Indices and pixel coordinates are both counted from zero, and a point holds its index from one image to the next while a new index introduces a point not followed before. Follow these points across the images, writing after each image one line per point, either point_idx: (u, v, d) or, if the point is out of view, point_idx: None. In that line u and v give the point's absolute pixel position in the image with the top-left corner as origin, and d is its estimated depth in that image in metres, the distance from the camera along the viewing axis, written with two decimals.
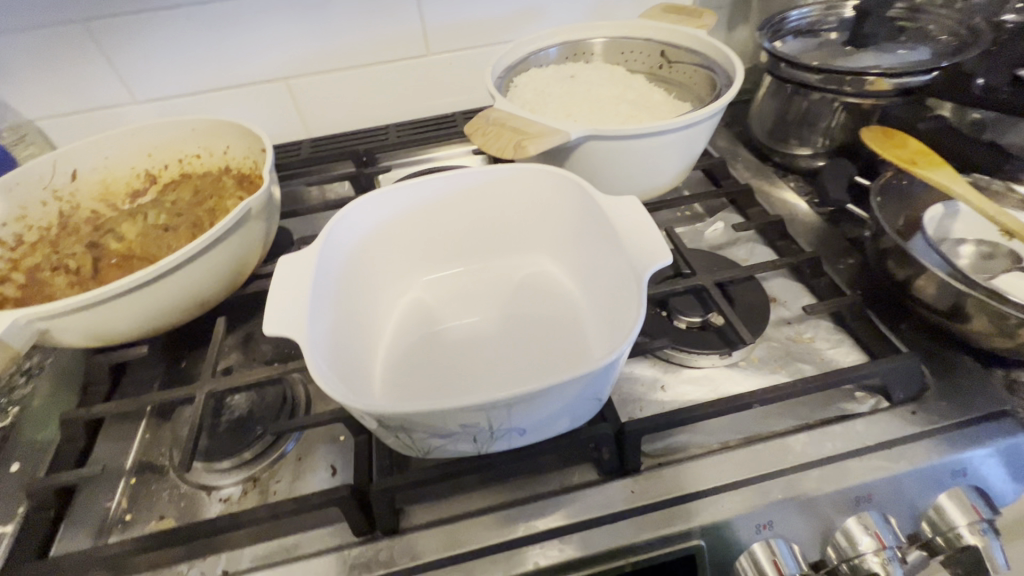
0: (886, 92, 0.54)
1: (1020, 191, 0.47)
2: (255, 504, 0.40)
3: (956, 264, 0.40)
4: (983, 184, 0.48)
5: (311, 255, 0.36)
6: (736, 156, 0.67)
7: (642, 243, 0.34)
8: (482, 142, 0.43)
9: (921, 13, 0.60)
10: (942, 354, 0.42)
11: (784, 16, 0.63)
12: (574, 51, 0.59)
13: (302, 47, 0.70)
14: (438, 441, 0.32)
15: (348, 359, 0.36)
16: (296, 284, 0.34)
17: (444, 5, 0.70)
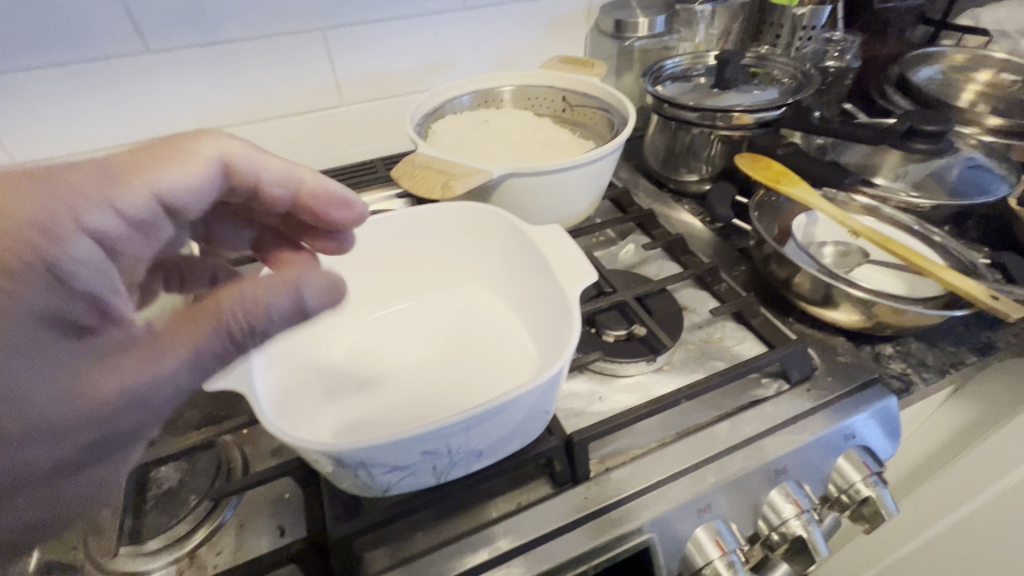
0: (749, 126, 0.64)
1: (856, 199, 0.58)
2: None
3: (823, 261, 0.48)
4: (831, 196, 0.58)
5: None
6: (636, 185, 0.74)
7: (569, 265, 0.38)
8: (410, 184, 0.45)
9: (766, 61, 0.73)
10: (824, 338, 0.50)
11: (662, 64, 0.72)
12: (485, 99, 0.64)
13: (210, 102, 0.68)
14: (396, 476, 0.32)
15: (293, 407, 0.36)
16: None
17: (356, 59, 0.73)
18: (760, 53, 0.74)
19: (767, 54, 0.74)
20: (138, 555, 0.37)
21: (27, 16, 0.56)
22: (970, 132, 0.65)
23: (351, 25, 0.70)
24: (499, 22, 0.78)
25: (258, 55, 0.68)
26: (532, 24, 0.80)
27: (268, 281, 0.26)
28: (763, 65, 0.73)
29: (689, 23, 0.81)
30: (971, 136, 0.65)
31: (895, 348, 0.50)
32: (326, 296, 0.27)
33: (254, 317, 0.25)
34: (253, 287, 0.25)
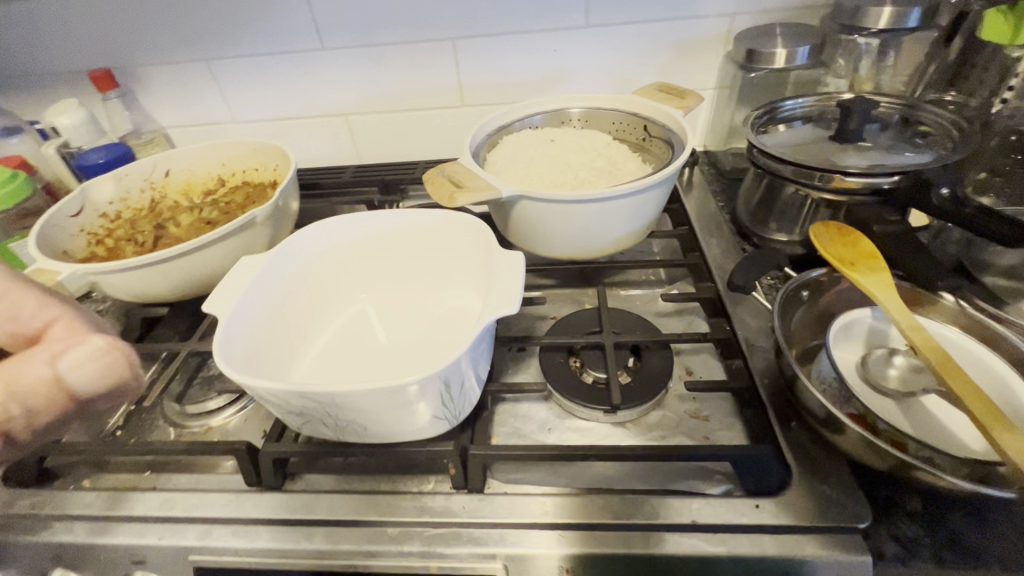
0: (855, 190, 0.52)
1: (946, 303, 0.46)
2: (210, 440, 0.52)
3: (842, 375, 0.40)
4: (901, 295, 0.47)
5: (265, 255, 0.45)
6: (716, 230, 0.68)
7: (498, 298, 0.41)
8: (429, 189, 0.51)
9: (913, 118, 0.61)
10: (824, 459, 0.41)
11: (778, 103, 0.65)
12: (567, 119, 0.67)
13: (360, 93, 0.85)
14: (300, 419, 0.41)
15: (274, 342, 0.45)
16: (243, 276, 0.43)
17: (478, 67, 0.81)
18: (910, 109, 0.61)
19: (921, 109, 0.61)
20: (185, 413, 0.54)
21: (256, 17, 0.78)
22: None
23: (479, 36, 0.78)
24: (621, 41, 0.77)
25: (399, 57, 0.80)
26: (658, 45, 0.77)
27: (25, 364, 0.29)
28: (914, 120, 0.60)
29: (847, 57, 0.68)
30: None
31: (924, 508, 0.39)
32: (88, 373, 0.29)
33: (7, 405, 0.28)
34: (14, 372, 0.29)
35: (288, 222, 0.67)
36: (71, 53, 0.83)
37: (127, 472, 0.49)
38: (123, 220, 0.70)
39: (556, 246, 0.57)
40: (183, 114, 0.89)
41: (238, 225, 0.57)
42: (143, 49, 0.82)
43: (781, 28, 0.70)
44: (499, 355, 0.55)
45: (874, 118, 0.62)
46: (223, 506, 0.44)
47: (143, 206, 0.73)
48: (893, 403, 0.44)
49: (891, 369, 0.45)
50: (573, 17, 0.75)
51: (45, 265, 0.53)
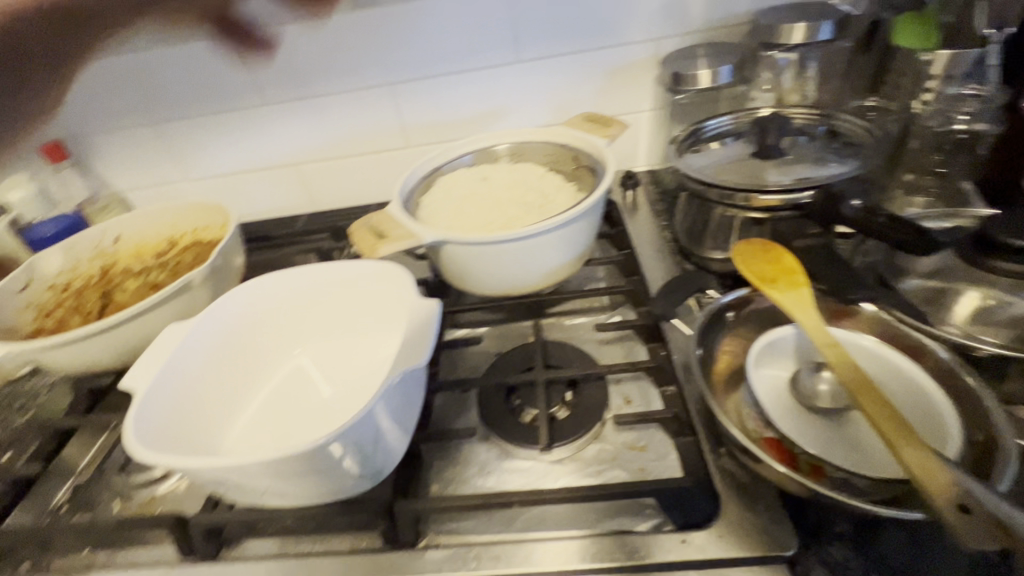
0: (776, 207, 0.53)
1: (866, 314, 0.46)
2: (151, 511, 0.51)
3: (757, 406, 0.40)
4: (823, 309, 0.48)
5: (189, 323, 0.46)
6: (657, 251, 0.68)
7: (411, 348, 0.41)
8: (354, 241, 0.52)
9: (832, 121, 0.63)
10: (753, 485, 0.41)
11: (701, 125, 0.66)
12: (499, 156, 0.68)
13: (307, 142, 0.86)
14: (222, 489, 0.40)
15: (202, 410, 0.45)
16: (167, 345, 0.44)
17: (418, 109, 0.82)
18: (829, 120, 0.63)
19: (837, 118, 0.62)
20: (128, 483, 0.53)
21: (196, 80, 0.80)
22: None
23: (415, 80, 0.80)
24: (553, 73, 0.79)
25: (340, 105, 0.82)
26: (590, 74, 0.78)
27: None
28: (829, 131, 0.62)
29: (769, 72, 0.70)
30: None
31: (856, 529, 0.38)
32: None
33: None
34: None
35: (231, 279, 0.67)
36: None
37: (65, 552, 0.48)
38: (72, 290, 0.71)
39: (490, 285, 0.57)
40: (137, 177, 0.90)
41: (173, 290, 0.57)
42: (91, 119, 0.84)
43: (703, 49, 0.72)
44: (440, 398, 0.55)
45: (797, 131, 0.62)
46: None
47: (94, 274, 0.74)
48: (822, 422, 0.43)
49: (822, 384, 0.43)
50: (504, 54, 0.77)
51: None
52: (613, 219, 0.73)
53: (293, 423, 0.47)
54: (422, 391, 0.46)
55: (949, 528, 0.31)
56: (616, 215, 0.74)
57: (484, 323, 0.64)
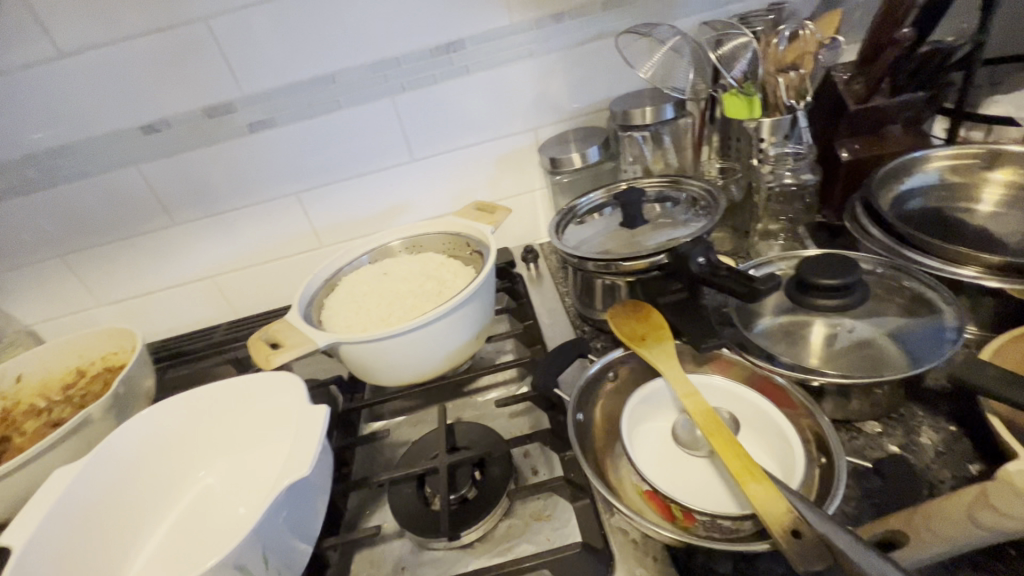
0: (643, 269, 0.59)
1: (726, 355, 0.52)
2: None
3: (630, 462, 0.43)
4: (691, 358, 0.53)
5: (80, 462, 0.46)
6: (559, 317, 0.73)
7: (298, 457, 0.42)
8: (251, 355, 0.54)
9: (683, 184, 0.72)
10: (642, 538, 0.43)
11: (575, 203, 0.73)
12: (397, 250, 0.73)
13: (220, 254, 0.88)
14: None
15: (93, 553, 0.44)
16: (54, 489, 0.44)
17: (327, 212, 0.87)
18: (681, 180, 0.72)
19: (687, 179, 0.72)
20: None
21: (103, 210, 0.82)
22: (963, 278, 0.51)
23: (319, 186, 0.85)
24: (448, 166, 0.86)
25: (249, 216, 0.86)
26: (481, 164, 0.86)
27: None
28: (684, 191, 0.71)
29: (632, 148, 0.79)
30: (966, 280, 0.51)
31: (735, 567, 0.40)
32: None
33: None
34: None
35: (140, 404, 0.67)
36: None
37: None
38: None
39: (394, 376, 0.60)
40: (45, 309, 0.89)
41: (70, 427, 0.56)
42: None
43: (574, 134, 0.81)
44: (354, 498, 0.55)
45: (659, 198, 0.71)
46: None
47: None
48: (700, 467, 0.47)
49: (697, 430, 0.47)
50: (400, 155, 0.84)
51: None
52: (517, 292, 0.78)
53: (195, 551, 0.47)
54: (323, 495, 0.47)
55: (788, 555, 0.34)
56: (520, 288, 0.79)
57: (400, 412, 0.65)
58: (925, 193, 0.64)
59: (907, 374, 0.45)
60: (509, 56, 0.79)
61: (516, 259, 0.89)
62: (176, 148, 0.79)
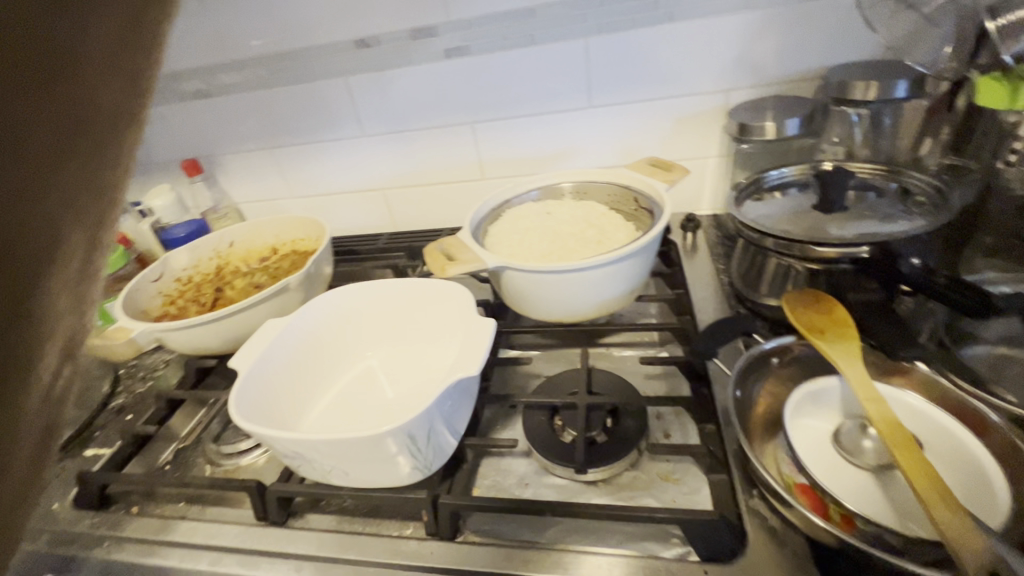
0: (836, 258, 0.53)
1: (919, 371, 0.46)
2: (233, 479, 0.59)
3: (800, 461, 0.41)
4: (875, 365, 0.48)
5: (288, 318, 0.55)
6: (713, 293, 0.70)
7: (468, 358, 0.46)
8: (427, 263, 0.59)
9: (900, 177, 0.62)
10: (782, 529, 0.42)
11: (763, 175, 0.68)
12: (562, 193, 0.73)
13: (396, 169, 0.96)
14: (295, 462, 0.47)
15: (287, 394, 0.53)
16: (269, 335, 0.53)
17: (496, 145, 0.90)
18: (902, 173, 0.62)
19: (908, 172, 0.62)
20: (219, 452, 0.62)
21: (311, 114, 0.93)
22: None
23: (495, 119, 0.88)
24: (624, 118, 0.84)
25: (427, 138, 0.92)
26: (658, 120, 0.83)
27: None
28: (900, 185, 0.62)
29: (840, 126, 0.70)
30: None
31: None
32: None
33: None
34: None
35: (320, 286, 0.77)
36: (169, 147, 1.02)
37: (166, 503, 0.57)
38: (193, 283, 0.85)
39: (543, 312, 0.62)
40: (252, 192, 1.05)
41: (274, 290, 0.67)
42: (223, 142, 0.99)
43: (772, 102, 0.74)
44: (489, 411, 0.60)
45: (867, 185, 0.63)
46: (235, 536, 0.51)
47: (211, 271, 0.87)
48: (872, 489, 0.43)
49: (866, 441, 0.42)
50: (579, 100, 0.83)
51: (125, 324, 0.65)
52: (670, 259, 0.76)
53: (362, 413, 0.54)
54: (473, 399, 0.51)
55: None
56: (673, 255, 0.77)
57: (537, 346, 0.68)
58: None
59: None
60: (719, 7, 0.73)
61: (672, 226, 0.86)
62: (380, 65, 0.86)
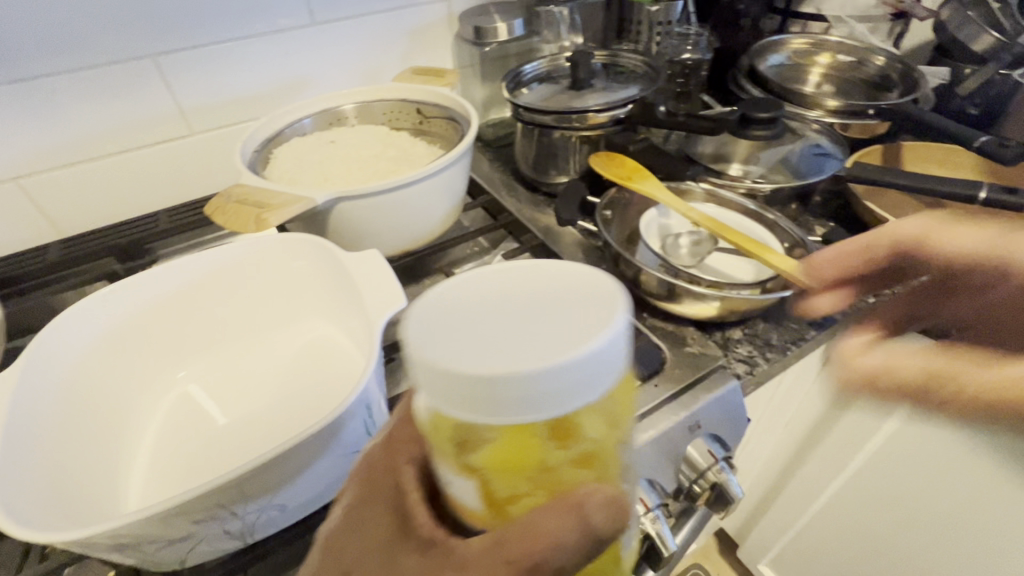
0: (602, 124, 0.65)
1: (693, 187, 0.61)
2: None
3: (664, 261, 0.51)
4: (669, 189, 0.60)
5: (34, 368, 0.39)
6: (511, 189, 0.74)
7: (379, 294, 0.40)
8: (225, 220, 0.43)
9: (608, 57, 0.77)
10: (676, 328, 0.51)
11: (521, 69, 0.72)
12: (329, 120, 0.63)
13: (32, 145, 0.63)
14: (181, 546, 0.31)
15: (79, 460, 0.38)
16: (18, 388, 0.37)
17: (196, 85, 0.68)
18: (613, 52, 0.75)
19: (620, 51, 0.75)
20: None
21: None
22: (827, 118, 0.69)
23: (187, 50, 0.66)
24: (356, 36, 0.75)
25: (77, 89, 0.62)
26: (389, 37, 0.77)
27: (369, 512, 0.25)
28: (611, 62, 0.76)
29: (551, 25, 0.81)
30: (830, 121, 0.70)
31: (743, 333, 0.52)
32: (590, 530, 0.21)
33: None
34: None
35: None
36: None
37: None
38: None
39: (383, 244, 0.54)
40: None
41: None
42: None
43: (494, 7, 0.79)
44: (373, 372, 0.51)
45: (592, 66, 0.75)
46: None
47: None
48: (711, 275, 0.56)
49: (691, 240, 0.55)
50: (296, 16, 0.70)
51: None
52: None
53: (202, 454, 0.42)
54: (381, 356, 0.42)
55: (828, 302, 0.44)
56: None
57: None
58: (781, 70, 0.81)
59: (807, 179, 0.60)
60: None
61: None
62: None
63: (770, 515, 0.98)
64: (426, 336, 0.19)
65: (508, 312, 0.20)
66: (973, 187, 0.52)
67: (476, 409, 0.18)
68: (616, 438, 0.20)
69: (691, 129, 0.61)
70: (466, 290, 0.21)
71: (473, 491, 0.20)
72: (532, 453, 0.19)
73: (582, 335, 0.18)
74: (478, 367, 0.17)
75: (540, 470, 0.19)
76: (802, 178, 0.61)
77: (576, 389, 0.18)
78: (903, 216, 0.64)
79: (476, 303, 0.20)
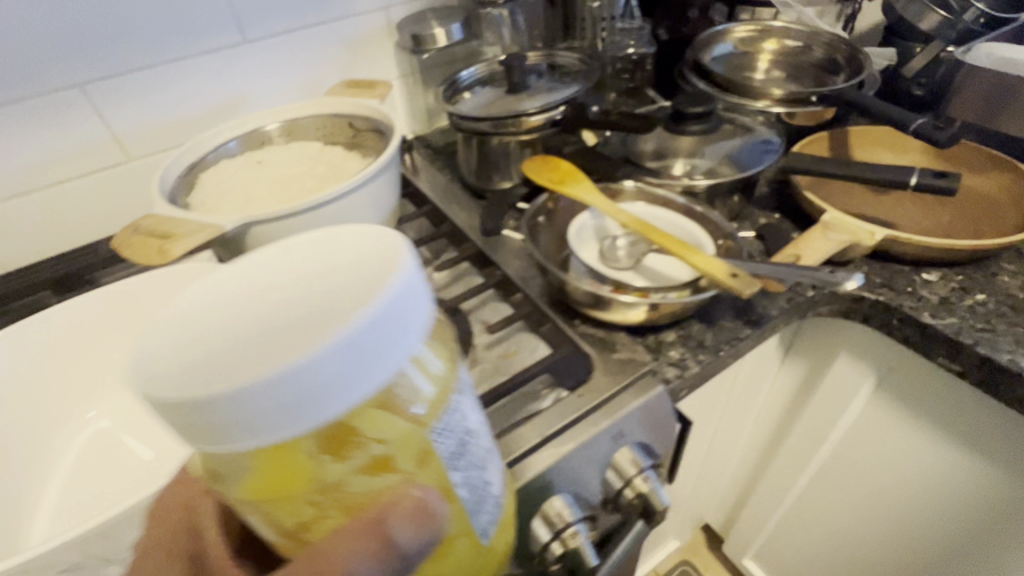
0: (539, 127, 0.64)
1: (629, 186, 0.60)
2: None
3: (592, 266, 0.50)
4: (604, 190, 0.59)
5: None
6: (456, 197, 0.73)
7: None
8: (128, 253, 0.42)
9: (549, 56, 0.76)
10: (607, 334, 0.50)
11: (457, 77, 0.71)
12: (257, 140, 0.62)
13: None
14: None
15: None
16: None
17: (129, 111, 0.67)
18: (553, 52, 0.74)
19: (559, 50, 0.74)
20: None
21: None
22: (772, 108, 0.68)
23: (116, 77, 0.65)
24: (292, 51, 0.74)
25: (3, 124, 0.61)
26: (327, 49, 0.77)
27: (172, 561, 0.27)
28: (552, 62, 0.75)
29: (492, 27, 0.80)
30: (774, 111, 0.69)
31: (678, 335, 0.51)
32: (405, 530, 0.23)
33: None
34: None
35: None
36: None
37: None
38: None
39: None
40: None
41: None
42: None
43: (432, 12, 0.78)
44: None
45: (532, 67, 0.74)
46: None
47: None
48: (647, 277, 0.55)
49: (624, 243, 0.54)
50: (227, 34, 0.69)
51: None
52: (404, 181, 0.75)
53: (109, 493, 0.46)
54: None
55: (748, 302, 0.43)
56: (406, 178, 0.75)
57: None
58: (727, 59, 0.79)
59: (746, 172, 0.59)
60: None
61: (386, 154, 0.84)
62: None
63: (747, 510, 0.97)
64: (151, 375, 0.21)
65: (270, 322, 0.23)
66: (905, 173, 0.51)
67: (209, 440, 0.21)
68: (411, 422, 0.24)
69: (624, 127, 0.60)
70: (227, 311, 0.24)
71: (264, 519, 0.25)
72: (295, 475, 0.23)
73: (333, 328, 0.21)
74: (179, 396, 0.20)
75: (323, 479, 0.23)
76: (741, 171, 0.60)
77: (318, 392, 0.20)
78: (849, 204, 0.63)
79: (221, 335, 0.23)
